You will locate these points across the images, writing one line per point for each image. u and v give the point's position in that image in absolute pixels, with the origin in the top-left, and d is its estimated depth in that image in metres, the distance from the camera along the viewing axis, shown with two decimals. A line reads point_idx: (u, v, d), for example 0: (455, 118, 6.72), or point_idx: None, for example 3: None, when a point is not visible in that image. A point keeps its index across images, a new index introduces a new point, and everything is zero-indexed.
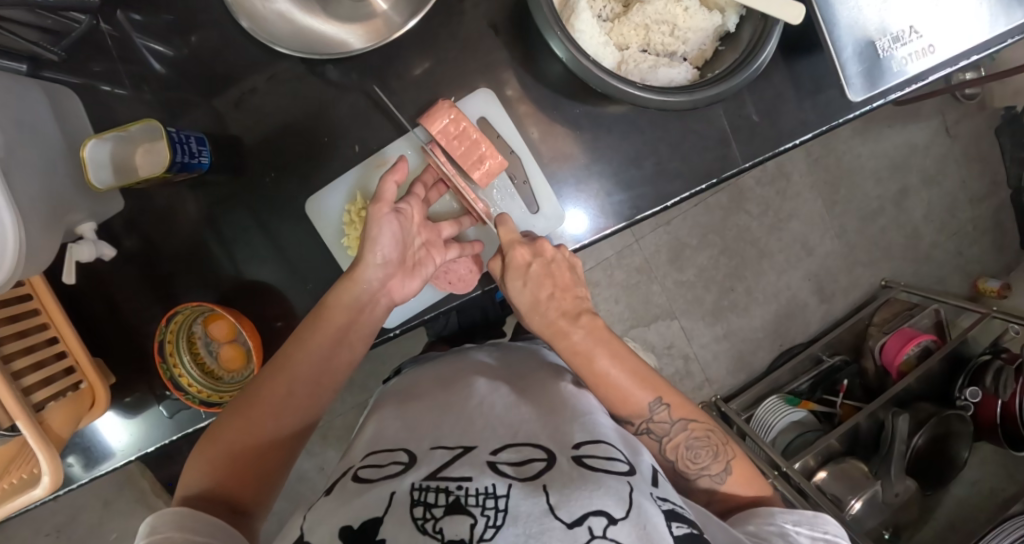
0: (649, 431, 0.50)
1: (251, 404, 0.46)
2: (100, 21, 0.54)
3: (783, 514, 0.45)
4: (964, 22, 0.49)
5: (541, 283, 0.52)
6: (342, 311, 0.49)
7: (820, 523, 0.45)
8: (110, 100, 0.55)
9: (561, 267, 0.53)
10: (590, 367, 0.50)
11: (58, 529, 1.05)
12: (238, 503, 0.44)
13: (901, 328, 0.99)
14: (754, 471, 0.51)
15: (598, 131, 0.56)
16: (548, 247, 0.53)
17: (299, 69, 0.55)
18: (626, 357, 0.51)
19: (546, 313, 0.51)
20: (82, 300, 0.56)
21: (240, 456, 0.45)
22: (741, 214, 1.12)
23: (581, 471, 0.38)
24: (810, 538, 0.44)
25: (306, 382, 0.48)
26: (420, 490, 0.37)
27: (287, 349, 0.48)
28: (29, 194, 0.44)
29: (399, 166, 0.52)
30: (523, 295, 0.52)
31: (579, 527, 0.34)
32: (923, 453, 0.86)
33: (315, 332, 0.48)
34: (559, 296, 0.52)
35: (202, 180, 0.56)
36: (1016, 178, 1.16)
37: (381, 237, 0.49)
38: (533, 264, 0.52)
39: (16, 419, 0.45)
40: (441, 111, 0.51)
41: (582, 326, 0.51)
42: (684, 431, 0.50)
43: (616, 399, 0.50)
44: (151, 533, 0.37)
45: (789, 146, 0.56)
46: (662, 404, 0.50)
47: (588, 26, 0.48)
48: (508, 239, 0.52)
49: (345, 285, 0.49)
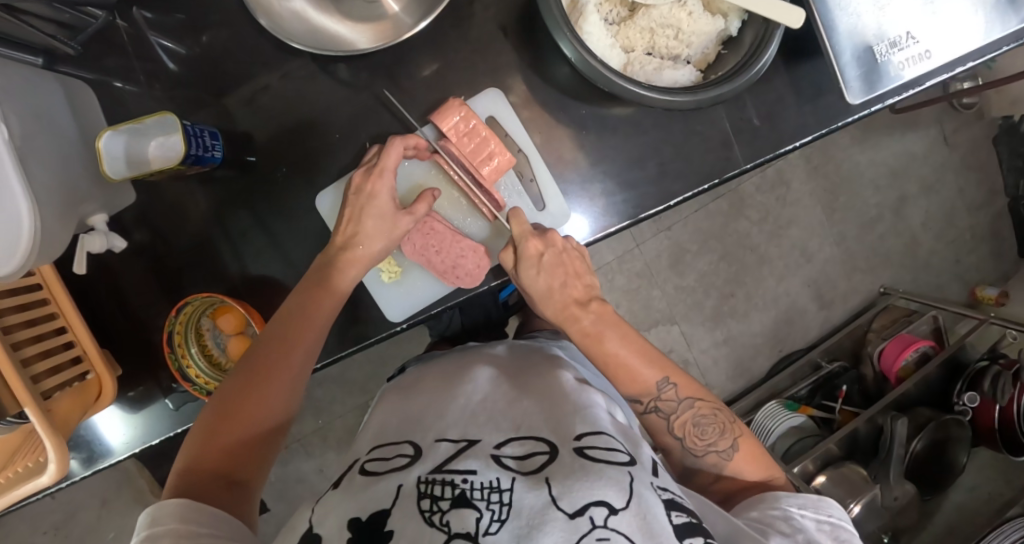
0: (656, 410, 0.51)
1: (233, 390, 0.45)
2: (116, 18, 0.55)
3: (788, 498, 0.46)
4: (961, 29, 0.50)
5: (554, 273, 0.52)
6: (327, 294, 0.50)
7: (824, 507, 0.46)
8: (123, 95, 0.56)
9: (572, 256, 0.52)
10: (600, 347, 0.50)
11: (56, 527, 1.04)
12: (236, 474, 0.44)
13: (900, 335, 1.00)
14: (761, 452, 0.51)
15: (601, 132, 0.57)
16: (557, 235, 0.53)
17: (312, 67, 0.57)
18: (633, 343, 0.51)
19: (558, 300, 0.51)
20: (91, 290, 0.57)
21: (240, 427, 0.45)
22: (741, 220, 1.13)
23: (582, 463, 0.39)
24: (814, 521, 0.45)
25: (303, 357, 0.48)
26: (427, 484, 0.38)
27: (267, 334, 0.48)
28: (44, 181, 0.45)
29: (398, 141, 0.51)
30: (537, 284, 0.52)
31: (580, 517, 0.35)
32: (923, 458, 0.86)
33: (295, 316, 0.48)
34: (570, 284, 0.52)
35: (214, 174, 0.57)
36: (1013, 186, 1.18)
37: (371, 228, 0.51)
38: (545, 254, 0.51)
39: (25, 406, 0.45)
40: (452, 108, 0.52)
41: (593, 312, 0.51)
42: (691, 409, 0.50)
43: (625, 384, 0.51)
44: (155, 523, 0.37)
45: (791, 148, 0.57)
46: (670, 383, 0.50)
47: (596, 28, 0.50)
48: (519, 232, 0.51)
49: (340, 267, 0.50)
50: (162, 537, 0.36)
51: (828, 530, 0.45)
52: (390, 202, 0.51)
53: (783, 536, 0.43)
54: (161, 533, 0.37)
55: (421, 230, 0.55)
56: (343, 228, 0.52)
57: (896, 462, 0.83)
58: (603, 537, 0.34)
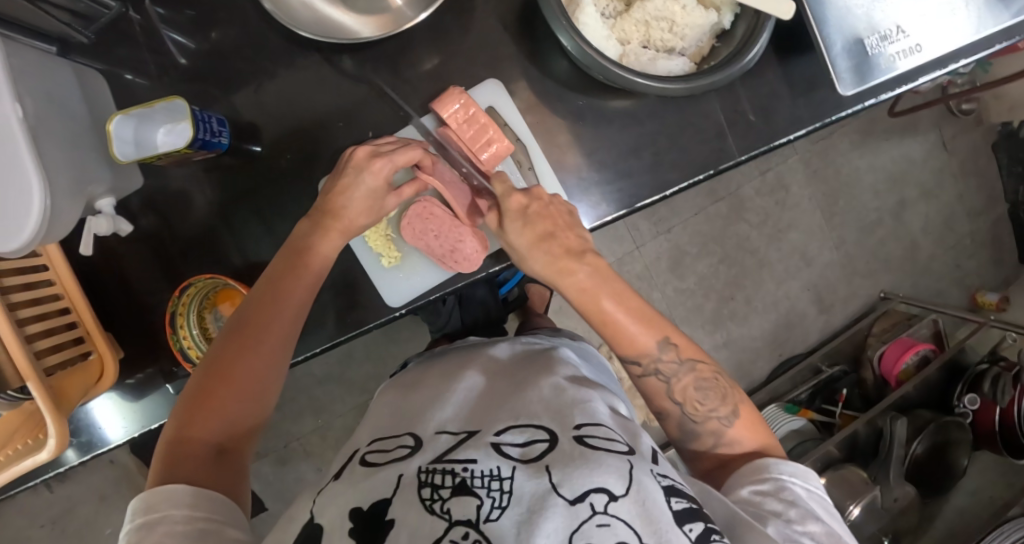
0: (656, 372, 0.50)
1: (215, 366, 0.46)
2: (129, 10, 0.57)
3: (779, 465, 0.47)
4: (950, 23, 0.51)
5: (539, 222, 0.49)
6: (304, 270, 0.50)
7: (813, 479, 0.47)
8: (132, 85, 0.58)
9: (559, 208, 0.50)
10: (596, 308, 0.49)
11: (53, 521, 1.04)
12: (225, 447, 0.44)
13: (900, 338, 1.02)
14: (759, 422, 0.51)
15: (599, 123, 0.58)
16: (543, 191, 0.51)
17: (318, 58, 0.58)
18: (631, 304, 0.50)
19: (550, 252, 0.48)
20: (95, 273, 0.58)
21: (225, 399, 0.45)
22: (741, 223, 1.13)
23: (582, 451, 0.39)
24: (804, 489, 0.46)
25: (283, 329, 0.49)
26: (426, 473, 0.39)
27: (243, 311, 0.48)
28: (54, 162, 0.46)
29: (417, 151, 0.53)
30: (523, 236, 0.49)
31: (580, 504, 0.36)
32: (924, 461, 0.86)
33: (273, 292, 0.49)
34: (560, 235, 0.49)
35: (220, 162, 0.58)
36: (1013, 192, 1.19)
37: (360, 209, 0.52)
38: (531, 205, 0.49)
39: (27, 380, 0.46)
40: (452, 96, 0.53)
41: (587, 264, 0.49)
42: (693, 372, 0.50)
43: (622, 345, 0.50)
44: (152, 510, 0.38)
45: (784, 141, 0.58)
46: (670, 344, 0.50)
47: (592, 20, 0.51)
48: (503, 189, 0.49)
49: (320, 247, 0.51)
50: (160, 524, 0.37)
51: (817, 501, 0.46)
52: (382, 185, 0.52)
53: (777, 520, 0.43)
54: (159, 519, 0.37)
55: (420, 215, 0.57)
56: (331, 204, 0.52)
57: (894, 464, 0.84)
58: (604, 523, 0.35)
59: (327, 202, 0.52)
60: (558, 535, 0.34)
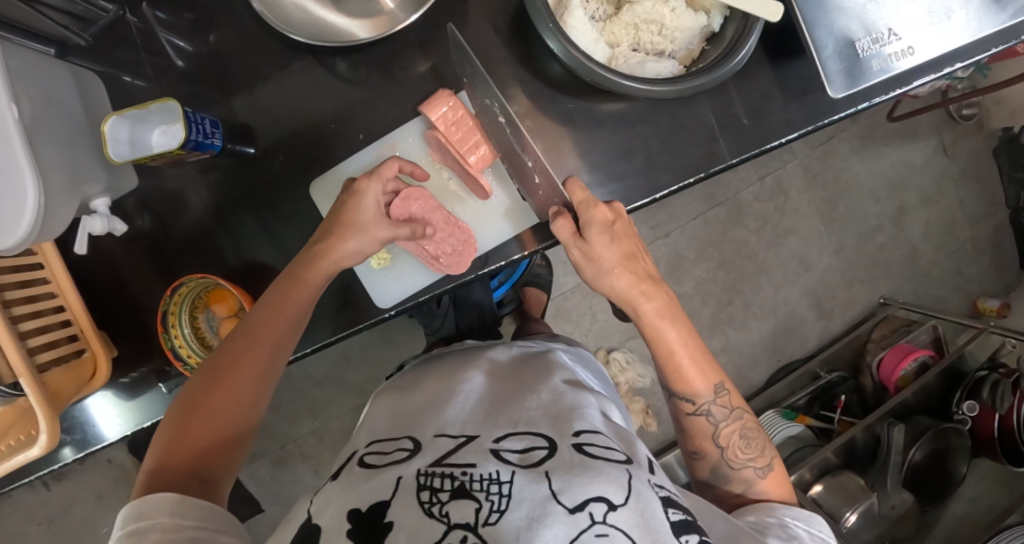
0: (707, 413, 0.51)
1: (200, 389, 0.46)
2: (127, 13, 0.58)
3: (782, 509, 0.49)
4: (942, 26, 0.51)
5: (623, 240, 0.50)
6: (296, 291, 0.50)
7: (816, 522, 0.48)
8: (130, 88, 0.58)
9: (637, 238, 0.52)
10: (663, 342, 0.50)
11: (50, 519, 1.05)
12: (206, 472, 0.44)
13: (899, 344, 1.01)
14: (786, 479, 0.52)
15: (590, 126, 0.58)
16: (621, 207, 0.52)
17: (312, 61, 0.59)
18: (696, 344, 0.51)
19: (626, 279, 0.50)
20: (90, 272, 0.59)
21: (210, 423, 0.45)
22: (740, 228, 1.13)
23: (581, 459, 0.39)
24: (806, 531, 0.47)
25: (269, 350, 0.49)
26: (426, 476, 0.39)
27: (238, 334, 0.49)
28: (48, 161, 0.47)
29: (399, 162, 0.54)
30: (609, 251, 0.49)
31: (580, 512, 0.35)
32: (923, 471, 0.85)
33: (267, 310, 0.49)
34: (635, 262, 0.50)
35: (214, 162, 0.59)
36: (1014, 199, 1.18)
37: (354, 224, 0.52)
38: (615, 222, 0.50)
39: (20, 376, 0.47)
40: (441, 99, 0.56)
41: (661, 297, 0.50)
42: (740, 420, 0.51)
43: (679, 382, 0.51)
44: (143, 518, 0.38)
45: (776, 144, 0.58)
46: (725, 389, 0.51)
47: (580, 23, 0.52)
48: (583, 198, 0.49)
49: (323, 254, 0.51)
50: (151, 532, 0.37)
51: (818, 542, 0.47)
52: (370, 203, 0.53)
53: (778, 538, 0.45)
54: (148, 527, 0.37)
55: None
56: (340, 217, 0.52)
57: (891, 471, 0.84)
58: (601, 533, 0.34)
59: (338, 215, 0.52)
60: (557, 541, 0.34)
